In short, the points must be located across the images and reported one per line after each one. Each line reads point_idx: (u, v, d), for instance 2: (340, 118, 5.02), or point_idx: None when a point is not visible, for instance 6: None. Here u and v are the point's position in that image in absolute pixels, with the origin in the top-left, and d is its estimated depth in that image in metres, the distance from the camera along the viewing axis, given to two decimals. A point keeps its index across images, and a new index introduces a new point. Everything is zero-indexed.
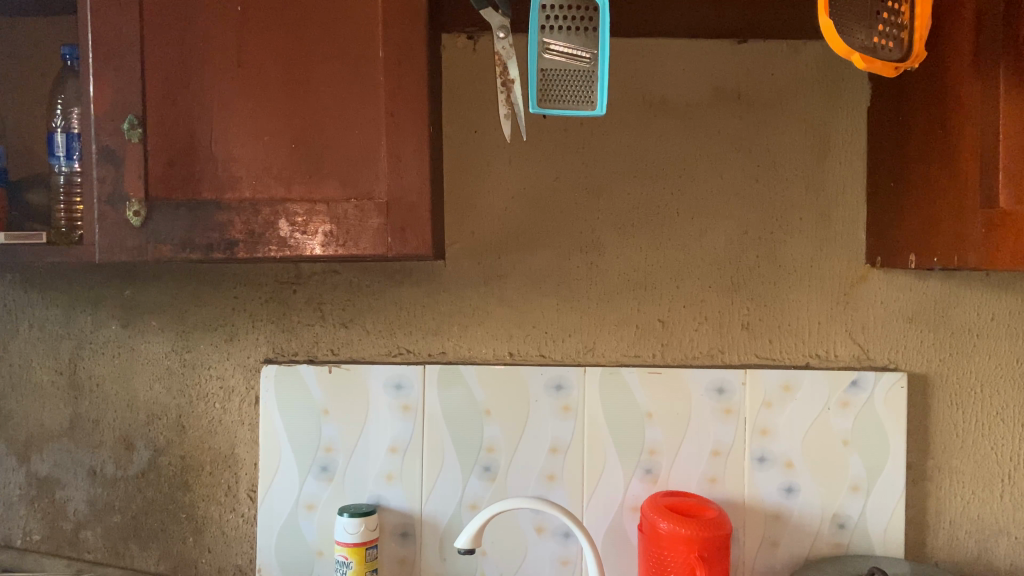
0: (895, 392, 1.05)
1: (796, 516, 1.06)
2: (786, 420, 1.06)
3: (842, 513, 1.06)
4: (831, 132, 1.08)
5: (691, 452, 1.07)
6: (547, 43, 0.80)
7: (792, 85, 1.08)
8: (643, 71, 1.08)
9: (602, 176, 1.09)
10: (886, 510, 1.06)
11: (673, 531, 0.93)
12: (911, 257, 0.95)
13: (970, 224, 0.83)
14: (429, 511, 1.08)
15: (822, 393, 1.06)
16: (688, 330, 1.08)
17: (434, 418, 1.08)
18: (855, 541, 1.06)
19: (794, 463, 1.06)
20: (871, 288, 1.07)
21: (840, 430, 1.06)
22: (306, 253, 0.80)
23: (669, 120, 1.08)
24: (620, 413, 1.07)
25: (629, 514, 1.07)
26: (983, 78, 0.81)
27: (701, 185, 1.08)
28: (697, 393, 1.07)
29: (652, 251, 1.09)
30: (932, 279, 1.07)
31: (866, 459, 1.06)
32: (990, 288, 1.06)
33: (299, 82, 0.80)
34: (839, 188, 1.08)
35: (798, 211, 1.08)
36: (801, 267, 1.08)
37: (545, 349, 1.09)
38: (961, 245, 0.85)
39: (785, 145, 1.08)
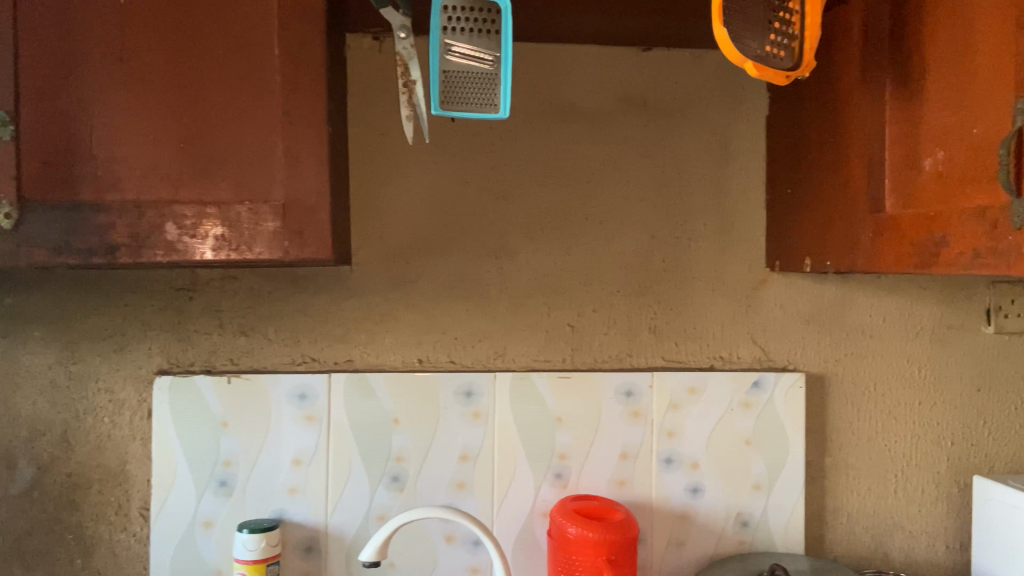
0: (793, 393, 1.08)
1: (702, 516, 1.08)
2: (692, 422, 1.08)
3: (745, 512, 1.08)
4: (732, 140, 1.11)
5: (600, 456, 1.07)
6: (450, 45, 0.79)
7: (695, 94, 1.10)
8: (550, 76, 1.08)
9: (511, 181, 1.08)
10: (786, 507, 1.09)
11: (581, 535, 0.93)
12: (807, 261, 0.99)
13: (860, 229, 0.86)
14: (335, 524, 1.05)
15: (725, 394, 1.08)
16: (597, 334, 1.09)
17: (339, 428, 1.05)
18: (758, 539, 1.09)
19: (699, 464, 1.08)
20: (772, 291, 1.11)
21: (743, 430, 1.08)
22: (195, 257, 0.77)
23: (577, 126, 1.09)
24: (529, 418, 1.07)
25: (539, 520, 1.07)
26: (870, 88, 0.84)
27: (609, 190, 1.09)
28: (606, 397, 1.07)
29: (561, 256, 1.09)
30: (828, 283, 1.10)
31: (768, 459, 1.08)
32: (882, 291, 1.11)
33: (189, 79, 0.77)
34: (740, 194, 1.11)
35: (702, 217, 1.10)
36: (706, 271, 1.10)
37: (454, 355, 1.08)
38: (852, 248, 0.88)
39: (689, 152, 1.10)
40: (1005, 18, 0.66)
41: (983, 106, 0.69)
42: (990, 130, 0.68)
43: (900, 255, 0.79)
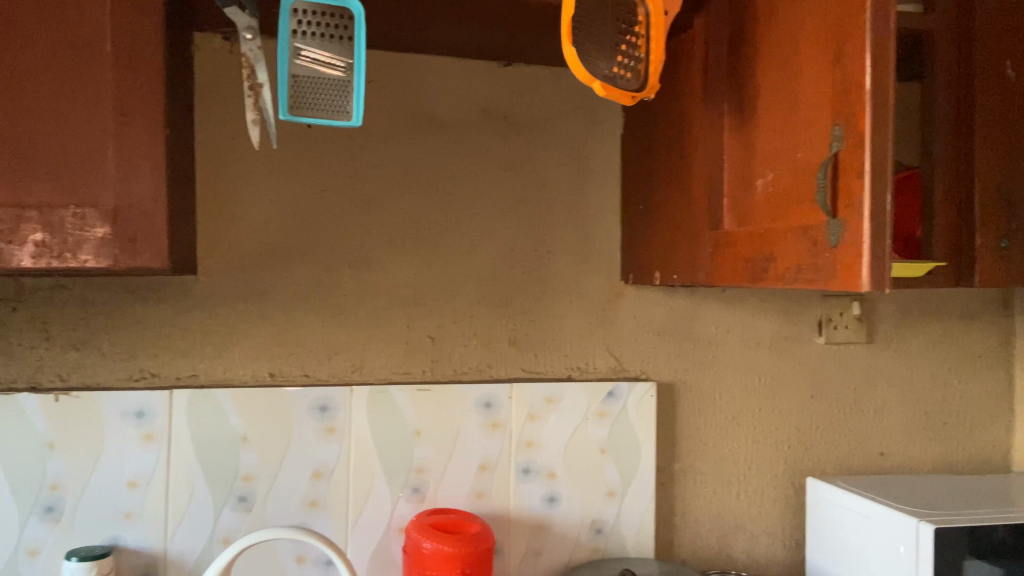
0: (645, 402, 1.12)
1: (557, 525, 1.10)
2: (549, 432, 1.10)
3: (599, 519, 1.11)
4: (589, 156, 1.14)
5: (458, 469, 1.07)
6: (299, 49, 0.76)
7: (554, 110, 1.12)
8: (411, 86, 1.07)
9: (369, 191, 1.06)
10: (638, 514, 1.12)
11: (436, 549, 0.92)
12: (657, 274, 1.02)
13: (703, 245, 0.91)
14: (176, 548, 0.99)
15: (581, 405, 1.10)
16: (457, 346, 1.09)
17: (182, 447, 0.99)
18: (611, 545, 1.11)
19: (556, 473, 1.10)
20: (626, 304, 1.14)
21: (598, 439, 1.11)
22: (11, 264, 0.70)
23: (437, 138, 1.08)
24: (386, 433, 1.05)
25: (395, 536, 1.05)
26: (711, 112, 0.89)
27: (469, 202, 1.09)
28: (465, 409, 1.07)
29: (420, 268, 1.08)
30: (678, 296, 1.15)
31: (621, 467, 1.12)
32: (726, 304, 1.17)
33: (7, 71, 0.70)
34: (596, 210, 1.14)
35: (561, 231, 1.12)
36: (563, 284, 1.12)
37: (309, 369, 1.04)
38: (695, 263, 0.93)
39: (547, 166, 1.12)
40: (823, 52, 0.71)
41: (805, 133, 0.74)
42: (811, 155, 0.73)
43: (736, 269, 0.84)
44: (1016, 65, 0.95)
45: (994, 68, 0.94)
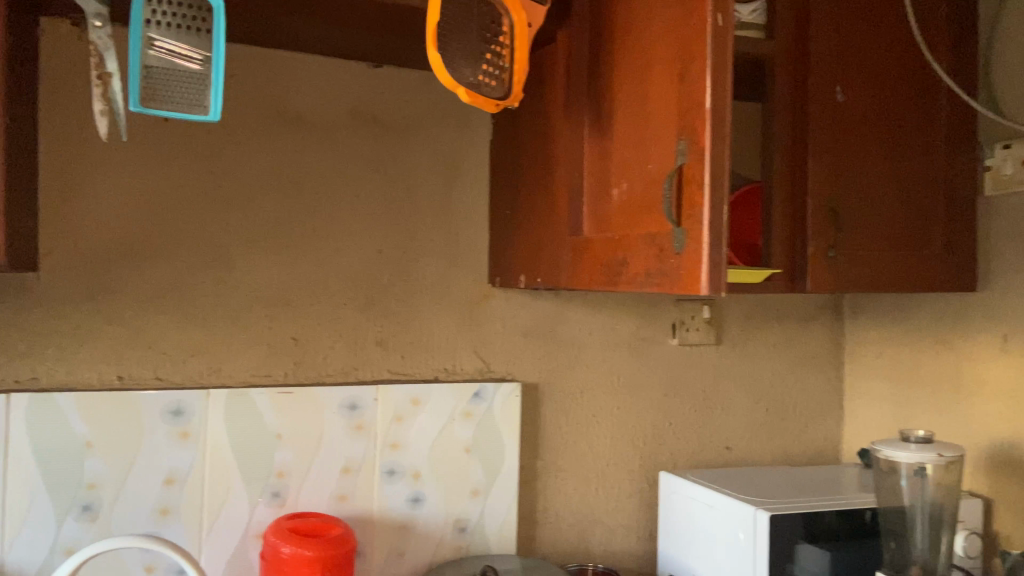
0: (510, 402, 1.15)
1: (421, 525, 1.11)
2: (415, 433, 1.10)
3: (463, 518, 1.13)
4: (458, 160, 1.15)
5: (321, 472, 1.06)
6: (153, 40, 0.74)
7: (424, 113, 1.13)
8: (276, 82, 1.05)
9: (231, 188, 1.03)
10: (501, 511, 1.15)
11: (295, 554, 0.91)
12: (522, 277, 1.05)
13: (564, 249, 0.94)
14: (11, 562, 0.93)
15: (446, 405, 1.12)
16: (322, 347, 1.07)
17: (19, 453, 0.93)
18: (474, 544, 1.13)
19: (421, 473, 1.10)
20: (493, 306, 1.17)
21: (463, 439, 1.13)
22: None
23: (303, 136, 1.07)
24: (245, 436, 1.02)
25: (253, 541, 1.03)
26: (573, 123, 0.93)
27: (336, 203, 1.08)
28: (328, 412, 1.06)
29: (284, 267, 1.06)
30: (542, 299, 1.19)
31: (485, 466, 1.14)
32: (588, 307, 1.22)
33: None
34: (465, 213, 1.16)
35: (429, 233, 1.13)
36: (431, 286, 1.13)
37: (162, 372, 1.00)
38: (557, 267, 0.96)
39: (416, 168, 1.13)
40: (671, 72, 0.76)
41: (655, 147, 0.79)
42: (659, 168, 0.78)
43: (593, 274, 0.88)
44: (844, 92, 1.05)
45: (826, 93, 1.03)
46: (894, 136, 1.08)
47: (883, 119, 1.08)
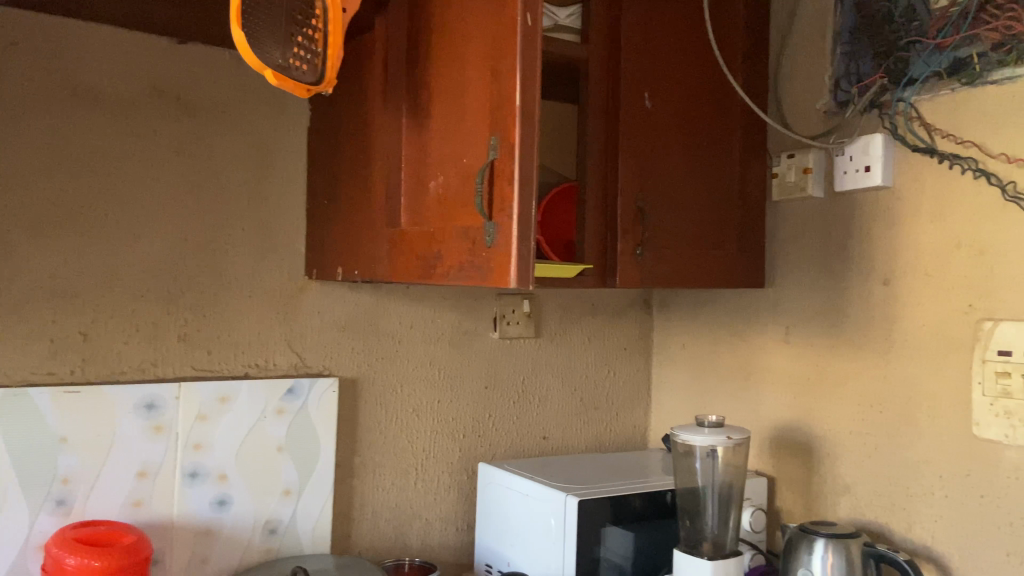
0: (325, 398, 1.12)
1: (227, 528, 1.05)
2: (221, 433, 1.04)
3: (273, 519, 1.08)
4: (272, 146, 1.10)
5: (113, 477, 0.97)
6: None
7: (235, 95, 1.07)
8: (63, 52, 0.96)
9: (6, 167, 0.92)
10: (315, 510, 1.11)
11: (80, 565, 0.83)
12: (338, 269, 1.03)
13: (379, 241, 0.93)
14: None
15: (256, 403, 1.07)
16: (115, 342, 0.99)
17: None
18: (285, 545, 1.09)
19: (227, 475, 1.05)
20: (308, 299, 1.13)
21: (274, 437, 1.08)
22: None
23: (95, 112, 0.98)
24: (23, 441, 0.92)
25: (32, 555, 0.93)
26: (390, 114, 0.92)
27: (133, 187, 1.00)
28: (123, 412, 0.98)
29: (71, 255, 0.96)
30: (361, 292, 1.17)
31: (298, 464, 1.10)
32: (408, 300, 1.21)
33: None
34: (279, 201, 1.11)
35: (239, 222, 1.08)
36: (241, 277, 1.08)
37: None
38: (372, 259, 0.95)
39: (226, 153, 1.07)
40: (484, 68, 0.77)
41: (469, 141, 0.79)
42: (472, 162, 0.79)
43: (407, 267, 0.87)
44: (652, 98, 1.11)
45: (635, 98, 1.09)
46: (696, 142, 1.16)
47: (686, 126, 1.15)
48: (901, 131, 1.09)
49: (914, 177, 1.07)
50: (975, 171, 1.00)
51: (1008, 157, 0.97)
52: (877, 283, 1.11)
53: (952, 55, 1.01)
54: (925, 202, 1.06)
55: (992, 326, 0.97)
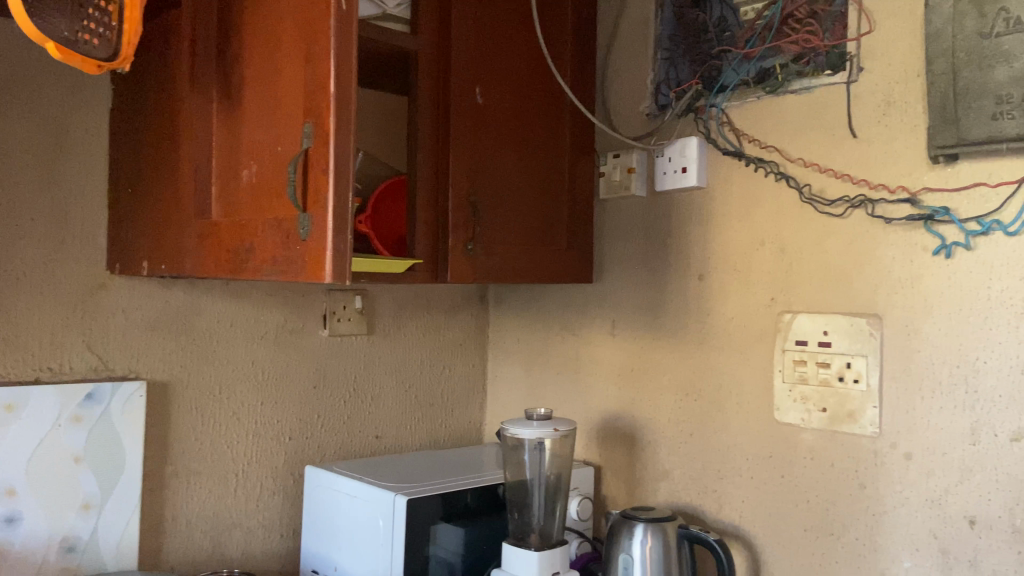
0: (132, 403, 1.03)
1: (15, 549, 0.94)
2: (6, 444, 0.94)
3: (70, 536, 0.99)
4: (69, 128, 1.00)
5: None
6: None
7: (24, 69, 0.96)
8: None
9: None
10: (120, 523, 1.03)
11: None
12: (144, 263, 0.95)
13: (188, 233, 0.87)
14: None
15: (49, 410, 0.97)
16: None
17: None
18: (85, 563, 1.00)
19: (14, 490, 0.94)
20: (111, 296, 1.03)
21: (71, 447, 0.99)
22: None
23: None
24: None
25: None
26: (199, 97, 0.86)
27: None
28: None
29: None
30: (174, 288, 1.09)
31: (100, 475, 1.01)
32: (227, 296, 1.14)
33: None
34: (77, 189, 1.01)
35: (29, 210, 0.97)
36: (31, 272, 0.97)
37: None
38: (180, 253, 0.88)
39: (13, 134, 0.96)
40: (297, 51, 0.74)
41: (282, 128, 0.75)
42: (285, 150, 0.75)
43: (217, 260, 0.82)
44: (483, 93, 1.10)
45: (466, 92, 1.07)
46: (527, 139, 1.17)
47: (518, 122, 1.15)
48: (713, 135, 1.16)
49: (725, 179, 1.14)
50: (777, 174, 1.08)
51: (805, 161, 1.05)
52: (693, 278, 1.17)
53: (759, 65, 1.09)
54: (735, 202, 1.13)
55: (791, 318, 1.05)
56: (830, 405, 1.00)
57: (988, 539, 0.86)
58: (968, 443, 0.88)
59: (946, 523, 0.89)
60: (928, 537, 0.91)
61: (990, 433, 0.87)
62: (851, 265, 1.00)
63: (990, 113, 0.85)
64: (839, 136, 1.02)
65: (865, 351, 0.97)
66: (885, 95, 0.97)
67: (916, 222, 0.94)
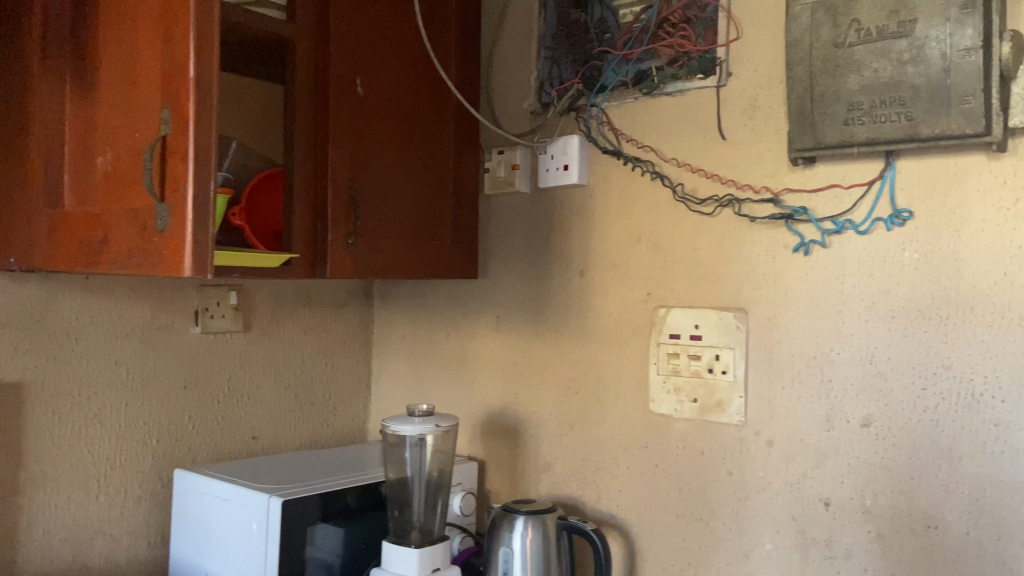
0: None
1: None
2: None
3: None
4: None
5: None
6: None
7: None
8: None
9: None
10: None
11: None
12: None
13: (38, 223, 0.82)
14: None
15: None
16: None
17: None
18: None
19: None
20: None
21: None
22: None
23: None
24: None
25: None
26: (51, 78, 0.80)
27: None
28: None
29: None
30: (28, 282, 1.01)
31: None
32: (88, 292, 1.07)
33: None
34: None
35: None
36: None
37: None
38: (30, 244, 0.83)
39: None
40: (156, 32, 0.70)
41: (139, 113, 0.72)
42: (142, 136, 0.71)
43: (70, 252, 0.78)
44: (364, 85, 1.08)
45: (346, 83, 1.05)
46: (411, 132, 1.15)
47: (401, 115, 1.13)
48: (594, 134, 1.18)
49: (604, 177, 1.17)
50: (652, 173, 1.11)
51: (678, 161, 1.09)
52: (575, 274, 1.20)
53: (637, 67, 1.12)
54: (613, 200, 1.16)
55: (665, 312, 1.08)
56: (700, 396, 1.04)
57: (841, 519, 0.92)
58: (824, 430, 0.94)
59: (804, 506, 0.95)
60: (788, 519, 0.96)
61: (844, 420, 0.93)
62: (720, 262, 1.04)
63: (843, 118, 0.90)
64: (710, 138, 1.06)
65: (732, 344, 1.01)
66: (751, 100, 1.02)
67: (778, 221, 0.99)
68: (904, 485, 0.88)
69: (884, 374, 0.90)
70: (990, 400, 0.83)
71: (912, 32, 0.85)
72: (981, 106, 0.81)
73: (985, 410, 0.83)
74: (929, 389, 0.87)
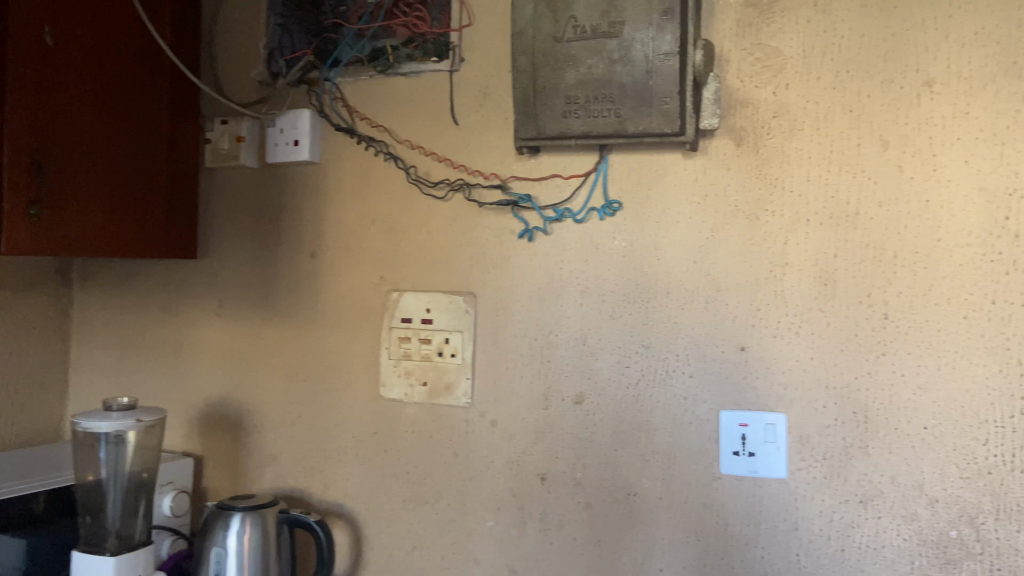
0: None
1: None
2: None
3: None
4: None
5: None
6: None
7: None
8: None
9: None
10: None
11: None
12: None
13: None
14: None
15: None
16: None
17: None
18: None
19: None
20: None
21: None
22: None
23: None
24: None
25: None
26: None
27: None
28: None
29: None
30: None
31: None
32: None
33: None
34: None
35: None
36: None
37: None
38: None
39: None
40: None
41: None
42: None
43: None
44: (53, 33, 0.93)
45: (29, 28, 0.90)
46: (112, 92, 1.02)
47: (99, 72, 1.00)
48: (327, 110, 1.13)
49: (336, 155, 1.13)
50: (386, 154, 1.09)
51: (410, 143, 1.08)
52: (305, 256, 1.14)
53: (371, 44, 1.09)
54: (345, 180, 1.12)
55: (397, 296, 1.07)
56: (429, 379, 1.04)
57: (555, 492, 0.97)
58: (542, 408, 0.98)
59: (522, 482, 0.99)
60: (508, 496, 0.99)
61: (559, 398, 0.97)
62: (449, 246, 1.05)
63: (562, 110, 0.94)
64: (441, 122, 1.06)
65: (461, 328, 1.03)
66: (481, 87, 1.03)
67: (504, 207, 1.01)
68: (609, 457, 0.94)
69: (595, 354, 0.96)
70: (680, 375, 0.91)
71: (620, 33, 0.89)
72: (677, 108, 0.88)
73: (676, 384, 0.92)
74: (631, 367, 0.94)
